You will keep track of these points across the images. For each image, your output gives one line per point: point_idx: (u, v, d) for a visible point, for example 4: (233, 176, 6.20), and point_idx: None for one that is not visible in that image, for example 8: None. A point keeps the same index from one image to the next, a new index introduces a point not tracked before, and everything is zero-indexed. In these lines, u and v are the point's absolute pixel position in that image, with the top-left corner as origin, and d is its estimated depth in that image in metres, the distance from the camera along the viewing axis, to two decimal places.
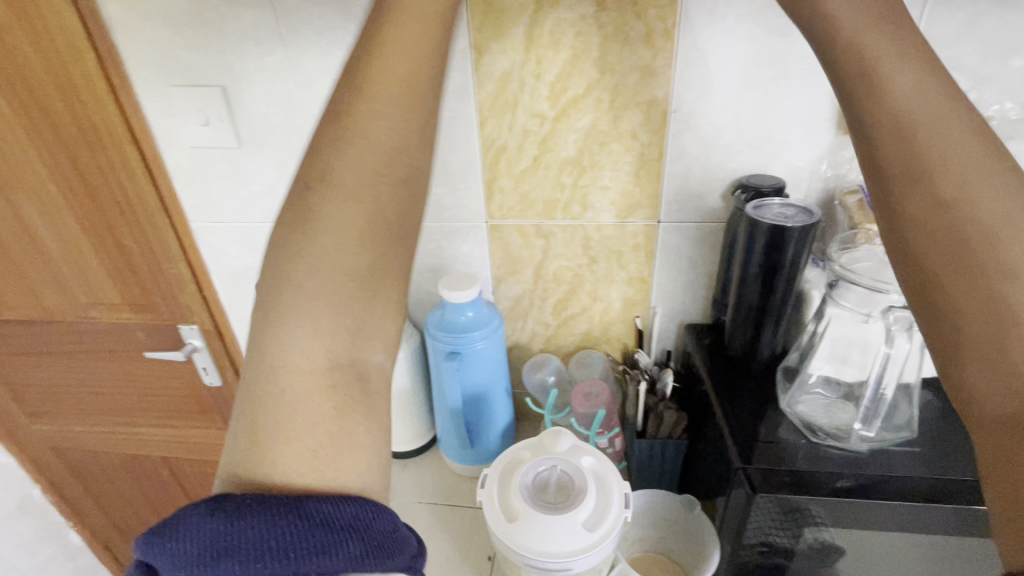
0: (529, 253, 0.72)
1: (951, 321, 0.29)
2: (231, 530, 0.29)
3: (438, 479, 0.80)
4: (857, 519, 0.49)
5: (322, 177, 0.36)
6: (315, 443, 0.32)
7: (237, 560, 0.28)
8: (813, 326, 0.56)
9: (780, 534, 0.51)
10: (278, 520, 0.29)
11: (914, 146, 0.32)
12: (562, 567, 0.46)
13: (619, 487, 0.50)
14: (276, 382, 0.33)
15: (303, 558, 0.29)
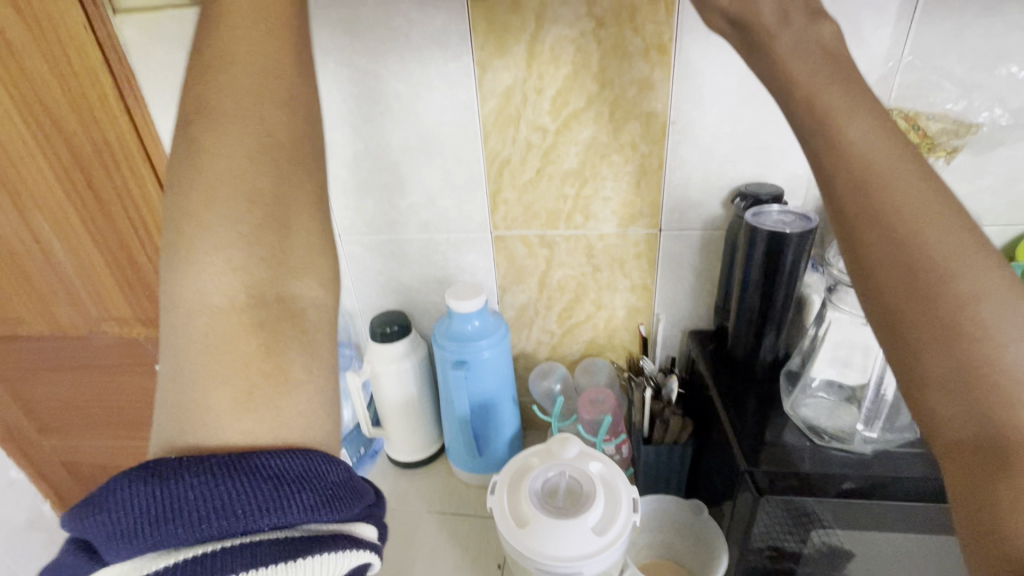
0: (533, 263, 0.73)
1: (914, 351, 0.30)
2: (169, 496, 0.29)
3: (447, 488, 0.80)
4: (861, 520, 0.49)
5: (206, 118, 0.35)
6: (246, 391, 0.33)
7: (176, 524, 0.29)
8: (814, 331, 0.56)
9: (787, 537, 0.52)
10: (223, 480, 0.30)
11: (867, 187, 0.32)
12: (572, 571, 0.47)
13: (627, 491, 0.50)
14: (195, 327, 0.34)
15: (250, 516, 0.29)
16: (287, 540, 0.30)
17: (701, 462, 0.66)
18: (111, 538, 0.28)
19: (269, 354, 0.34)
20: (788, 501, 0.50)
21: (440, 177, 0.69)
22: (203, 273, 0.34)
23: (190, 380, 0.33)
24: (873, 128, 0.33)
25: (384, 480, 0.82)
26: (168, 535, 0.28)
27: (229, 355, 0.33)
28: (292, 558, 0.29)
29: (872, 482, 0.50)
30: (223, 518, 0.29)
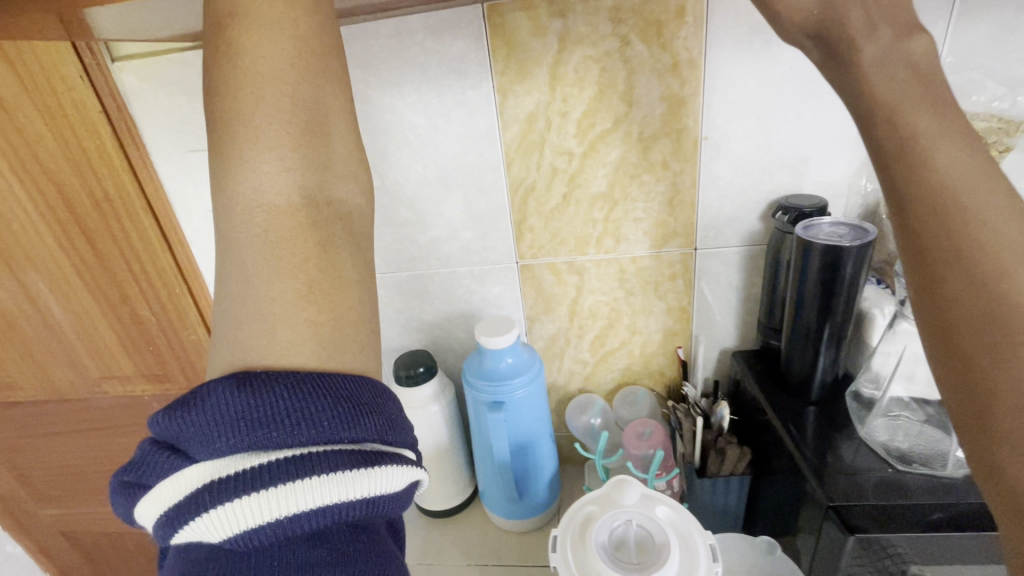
0: (563, 290, 0.70)
1: (983, 399, 0.27)
2: (252, 400, 0.26)
3: (484, 535, 0.75)
4: (937, 551, 0.46)
5: (228, 58, 0.30)
6: (308, 296, 0.30)
7: (259, 427, 0.26)
8: (888, 348, 0.53)
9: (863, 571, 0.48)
10: (309, 395, 0.27)
11: (950, 230, 0.28)
12: None
13: (703, 538, 0.46)
14: (254, 223, 0.30)
15: (332, 426, 0.27)
16: (364, 451, 0.27)
17: (764, 493, 0.62)
18: (199, 436, 0.27)
19: (325, 253, 0.31)
20: (870, 538, 0.46)
21: (461, 209, 0.66)
22: (258, 164, 0.30)
23: (253, 299, 0.29)
24: (961, 155, 0.29)
25: (416, 533, 0.77)
26: (250, 437, 0.26)
27: (285, 253, 0.30)
28: (370, 467, 0.27)
29: (965, 513, 0.46)
30: (306, 423, 0.27)
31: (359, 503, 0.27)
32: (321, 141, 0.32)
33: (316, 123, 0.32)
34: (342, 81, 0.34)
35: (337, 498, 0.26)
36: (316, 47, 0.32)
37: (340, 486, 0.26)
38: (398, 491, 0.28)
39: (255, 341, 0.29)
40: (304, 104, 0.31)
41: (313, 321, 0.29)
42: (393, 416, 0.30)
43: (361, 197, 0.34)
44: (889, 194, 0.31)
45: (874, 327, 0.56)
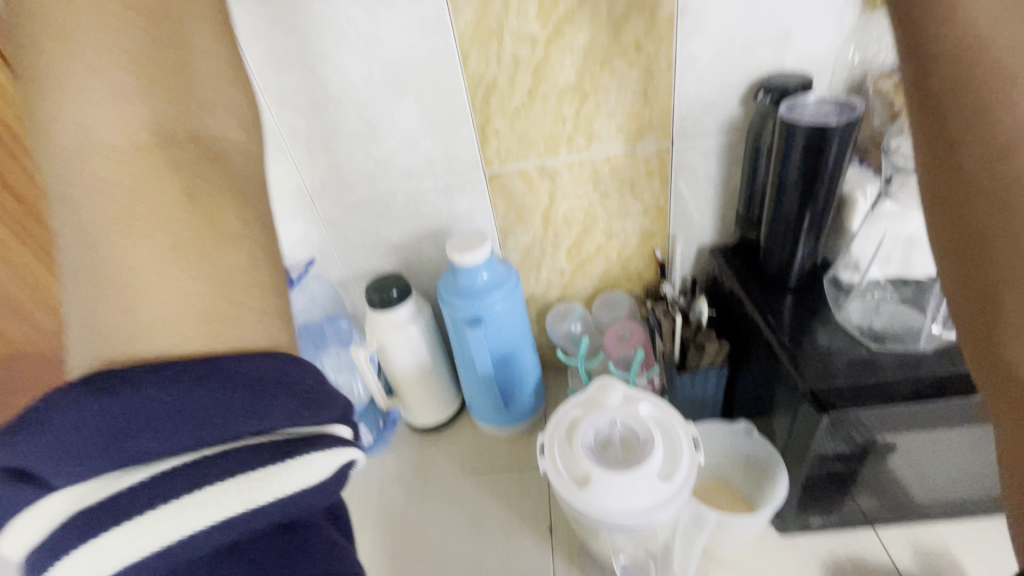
0: (535, 198, 0.66)
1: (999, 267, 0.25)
2: (129, 407, 0.25)
3: (476, 444, 0.77)
4: (902, 422, 0.47)
5: None
6: (175, 254, 0.29)
7: (140, 435, 0.25)
8: (865, 232, 0.53)
9: (833, 444, 0.50)
10: (192, 392, 0.26)
11: (981, 82, 0.25)
12: (647, 522, 0.44)
13: (685, 431, 0.48)
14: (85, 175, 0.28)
15: (227, 422, 0.26)
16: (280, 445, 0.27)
17: (742, 381, 0.64)
18: (69, 457, 0.24)
19: (193, 200, 0.30)
20: (841, 423, 0.48)
21: (417, 114, 0.60)
22: (95, 105, 0.28)
23: (108, 261, 0.27)
24: (1005, 3, 0.25)
25: (409, 448, 0.78)
26: (131, 449, 0.25)
27: (135, 204, 0.28)
28: (280, 461, 0.26)
29: (929, 384, 0.47)
30: (212, 421, 0.26)
31: (270, 507, 0.26)
32: (182, 77, 0.32)
33: (177, 64, 0.32)
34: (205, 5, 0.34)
35: (244, 504, 0.25)
36: None
37: (242, 493, 0.25)
38: (320, 483, 0.27)
39: (117, 318, 0.27)
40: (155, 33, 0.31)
41: (191, 290, 0.29)
42: (316, 392, 0.30)
43: (231, 132, 0.34)
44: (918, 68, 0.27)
45: (856, 211, 0.55)
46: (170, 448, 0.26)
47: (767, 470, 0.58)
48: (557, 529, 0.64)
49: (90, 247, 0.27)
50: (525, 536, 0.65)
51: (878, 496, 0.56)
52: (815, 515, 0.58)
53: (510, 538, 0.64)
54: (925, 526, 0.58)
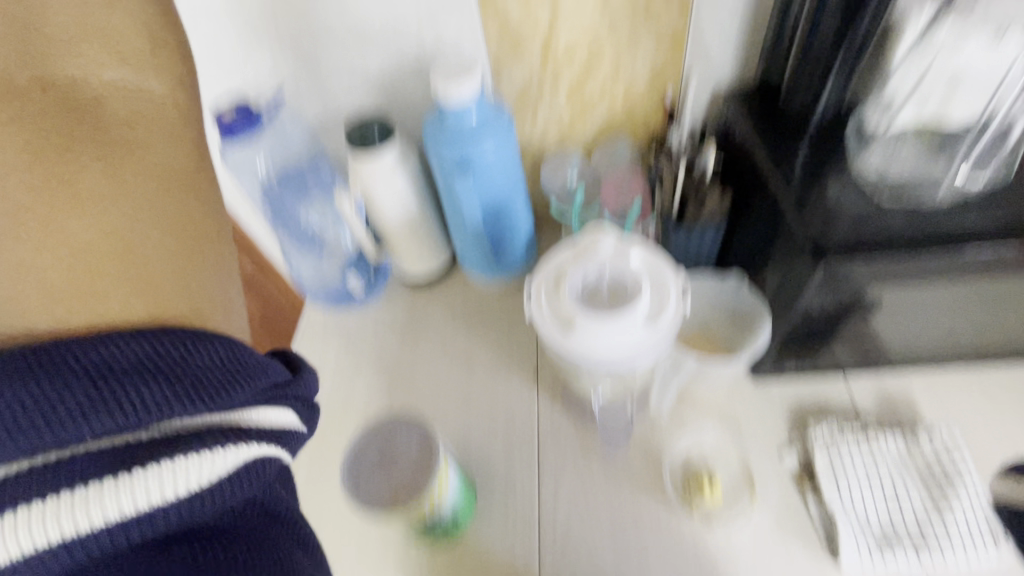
0: (533, 22, 0.56)
1: None
2: (11, 401, 0.24)
3: (467, 297, 0.77)
4: (889, 277, 0.47)
5: None
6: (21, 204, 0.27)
7: (26, 434, 0.24)
8: (910, 62, 0.45)
9: (819, 298, 0.50)
10: (82, 382, 0.26)
11: None
12: (627, 361, 0.45)
13: (674, 279, 0.47)
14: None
15: (136, 410, 0.27)
16: (196, 435, 0.28)
17: (741, 236, 0.62)
18: None
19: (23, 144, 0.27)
20: (833, 278, 0.48)
21: None
22: None
23: None
24: None
25: (400, 302, 0.78)
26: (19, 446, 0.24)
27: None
28: (198, 450, 0.28)
29: (925, 238, 0.46)
30: (118, 407, 0.26)
31: (192, 493, 0.27)
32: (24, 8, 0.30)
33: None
34: None
35: (161, 493, 0.26)
36: None
37: (158, 484, 0.26)
38: (242, 469, 0.29)
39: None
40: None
41: (49, 254, 0.27)
42: (224, 375, 0.30)
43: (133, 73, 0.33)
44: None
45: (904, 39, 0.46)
46: (61, 444, 0.25)
47: (749, 322, 0.59)
48: (544, 374, 0.67)
49: None
50: (513, 380, 0.68)
51: (853, 345, 0.58)
52: (789, 361, 0.60)
53: (500, 382, 0.67)
54: (895, 375, 0.60)
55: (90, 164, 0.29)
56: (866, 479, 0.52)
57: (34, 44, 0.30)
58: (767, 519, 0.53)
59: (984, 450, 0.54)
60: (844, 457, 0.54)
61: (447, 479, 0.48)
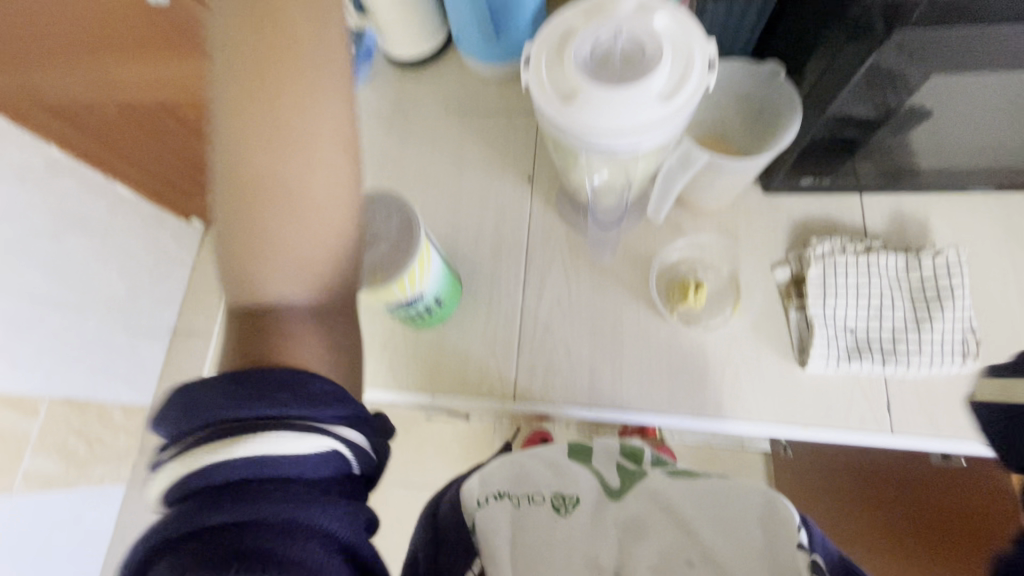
0: None
1: None
2: (215, 394, 0.30)
3: (463, 85, 0.68)
4: (949, 62, 0.39)
5: None
6: (290, 261, 0.34)
7: (214, 404, 0.29)
8: None
9: (856, 95, 0.44)
10: (252, 402, 0.29)
11: None
12: (629, 144, 0.39)
13: (703, 49, 0.39)
14: (252, 231, 0.34)
15: (282, 402, 0.30)
16: (289, 410, 0.30)
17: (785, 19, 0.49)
18: (178, 420, 0.30)
19: (238, 253, 0.34)
20: (883, 66, 0.40)
21: None
22: (240, 208, 0.34)
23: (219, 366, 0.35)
24: None
25: (386, 87, 0.69)
26: (207, 411, 0.29)
27: (230, 266, 0.35)
28: (296, 430, 0.29)
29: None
30: (251, 396, 0.30)
31: (291, 466, 0.28)
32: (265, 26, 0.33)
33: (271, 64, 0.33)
34: None
35: (261, 450, 0.28)
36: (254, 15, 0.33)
37: (268, 444, 0.28)
38: (317, 458, 0.29)
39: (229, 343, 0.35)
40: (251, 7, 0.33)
41: (273, 305, 0.35)
42: (326, 395, 0.31)
43: (226, 119, 0.33)
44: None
45: None
46: (229, 412, 0.29)
47: (777, 123, 0.52)
48: (540, 176, 0.63)
49: (256, 251, 0.34)
50: (506, 181, 0.63)
51: (883, 162, 0.52)
52: (807, 177, 0.55)
53: (492, 181, 0.63)
54: (915, 196, 0.56)
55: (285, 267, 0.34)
56: (855, 289, 0.52)
57: (264, 170, 0.33)
58: (744, 325, 0.54)
59: (982, 280, 0.53)
60: (839, 266, 0.52)
61: (428, 261, 0.48)
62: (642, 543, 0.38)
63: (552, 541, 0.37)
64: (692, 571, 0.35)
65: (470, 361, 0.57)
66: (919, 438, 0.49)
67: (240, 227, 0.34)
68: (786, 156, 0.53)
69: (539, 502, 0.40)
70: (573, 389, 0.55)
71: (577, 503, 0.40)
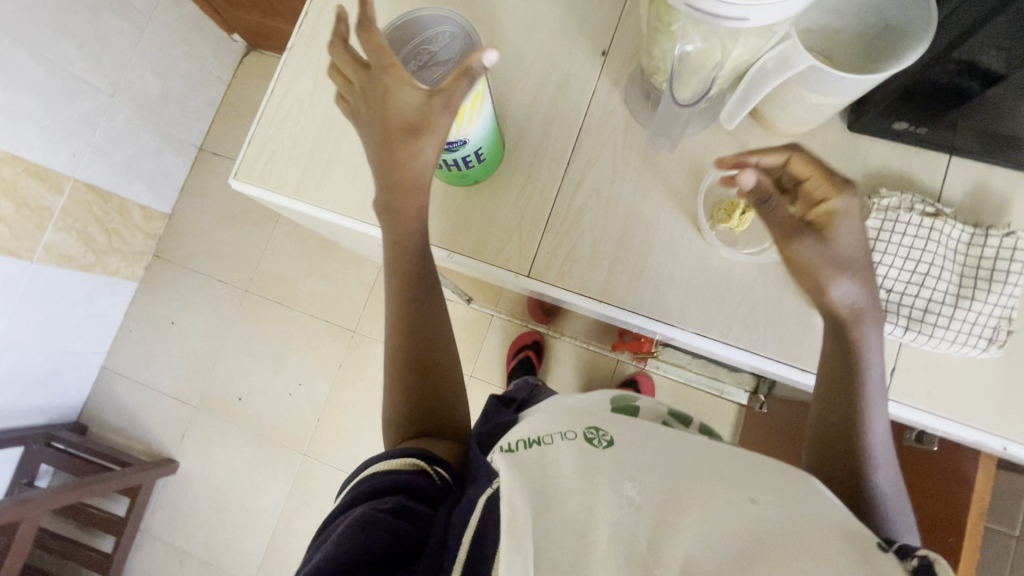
0: None
1: (846, 418, 0.44)
2: (367, 460, 0.41)
3: None
4: None
5: (395, 168, 0.47)
6: (425, 321, 0.49)
7: (369, 461, 0.41)
8: None
9: (999, 45, 0.39)
10: (390, 451, 0.41)
11: (802, 265, 0.46)
12: (737, 16, 0.34)
13: None
14: (404, 305, 0.49)
15: (406, 447, 0.41)
16: (412, 449, 0.41)
17: None
18: (345, 494, 0.39)
19: (408, 333, 0.49)
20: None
21: None
22: (402, 266, 0.49)
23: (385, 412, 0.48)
24: (815, 258, 0.46)
25: None
26: (364, 467, 0.41)
27: (393, 334, 0.49)
28: (416, 454, 0.40)
29: None
30: (389, 451, 0.41)
31: (415, 479, 0.38)
32: (388, 140, 0.46)
33: (391, 167, 0.47)
34: (396, 147, 0.46)
35: (394, 467, 0.39)
36: (387, 138, 0.46)
37: (397, 462, 0.39)
38: (433, 481, 0.38)
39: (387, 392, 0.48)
40: (382, 131, 0.46)
41: (407, 362, 0.48)
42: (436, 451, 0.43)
43: (390, 225, 0.49)
44: (752, 188, 0.46)
45: None
46: (377, 459, 0.41)
47: (893, 45, 0.46)
48: (612, 55, 0.57)
49: (407, 314, 0.49)
50: (571, 52, 0.58)
51: (989, 122, 0.47)
52: (902, 122, 0.50)
53: (560, 47, 0.58)
54: (1006, 170, 0.51)
55: (429, 343, 0.49)
56: (905, 251, 0.49)
57: (404, 243, 0.49)
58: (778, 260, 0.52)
59: None
60: (898, 223, 0.49)
61: (481, 102, 0.45)
62: (699, 491, 0.30)
63: (581, 482, 0.30)
64: (757, 508, 0.29)
65: (495, 228, 0.56)
66: (912, 408, 0.49)
67: (401, 311, 0.49)
68: (877, 96, 0.48)
69: (570, 438, 0.33)
70: (590, 280, 0.54)
71: (610, 442, 0.33)
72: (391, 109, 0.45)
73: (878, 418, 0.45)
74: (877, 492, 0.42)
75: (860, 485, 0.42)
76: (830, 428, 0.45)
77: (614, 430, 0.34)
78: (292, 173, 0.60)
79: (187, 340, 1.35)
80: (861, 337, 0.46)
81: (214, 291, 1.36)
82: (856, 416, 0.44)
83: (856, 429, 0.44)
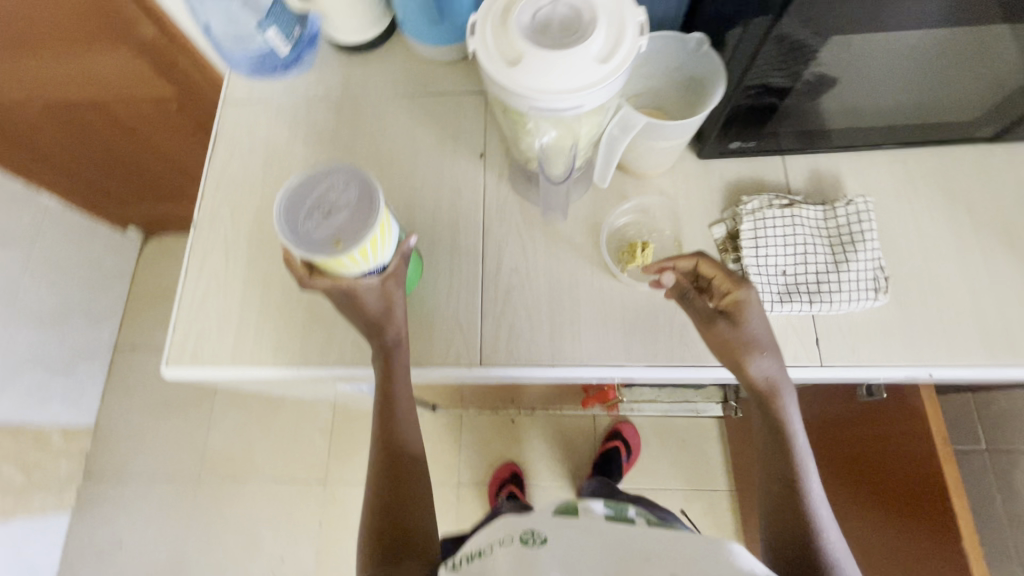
0: None
1: (787, 484, 0.49)
2: None
3: (411, 69, 0.69)
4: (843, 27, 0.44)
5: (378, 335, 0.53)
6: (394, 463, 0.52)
7: None
8: None
9: (777, 70, 0.49)
10: None
11: (723, 347, 0.51)
12: (571, 106, 0.42)
13: (632, 15, 0.42)
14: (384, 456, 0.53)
15: None
16: None
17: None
18: None
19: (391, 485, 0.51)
20: (786, 38, 0.45)
21: None
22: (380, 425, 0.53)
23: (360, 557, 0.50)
24: (727, 342, 0.50)
25: (334, 72, 0.69)
26: None
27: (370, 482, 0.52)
28: None
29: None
30: None
31: None
32: (370, 321, 0.52)
33: (378, 340, 0.53)
34: (377, 325, 0.52)
35: None
36: (373, 322, 0.52)
37: None
38: None
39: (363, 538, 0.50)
40: (365, 317, 0.52)
41: (382, 502, 0.51)
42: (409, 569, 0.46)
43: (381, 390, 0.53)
44: (673, 287, 0.54)
45: None
46: None
47: (699, 89, 0.57)
48: (489, 155, 0.65)
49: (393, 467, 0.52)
50: (453, 162, 0.65)
51: (799, 123, 0.58)
52: (735, 142, 0.59)
53: (444, 161, 0.65)
54: (829, 157, 0.62)
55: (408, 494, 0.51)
56: (782, 238, 0.57)
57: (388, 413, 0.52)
58: None
59: (889, 232, 0.59)
60: (766, 220, 0.58)
61: (386, 227, 0.49)
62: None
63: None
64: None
65: (432, 330, 0.58)
66: (841, 364, 0.55)
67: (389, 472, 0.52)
68: (710, 128, 0.58)
69: (507, 544, 0.35)
70: (534, 351, 0.57)
71: (543, 539, 0.35)
72: (363, 302, 0.51)
73: (814, 482, 0.49)
74: (821, 548, 0.46)
75: (802, 542, 0.46)
76: (773, 490, 0.50)
77: (549, 529, 0.36)
78: (222, 344, 0.60)
79: (139, 557, 1.21)
80: (783, 407, 0.51)
81: (161, 492, 1.24)
82: (796, 481, 0.49)
83: (795, 493, 0.49)
